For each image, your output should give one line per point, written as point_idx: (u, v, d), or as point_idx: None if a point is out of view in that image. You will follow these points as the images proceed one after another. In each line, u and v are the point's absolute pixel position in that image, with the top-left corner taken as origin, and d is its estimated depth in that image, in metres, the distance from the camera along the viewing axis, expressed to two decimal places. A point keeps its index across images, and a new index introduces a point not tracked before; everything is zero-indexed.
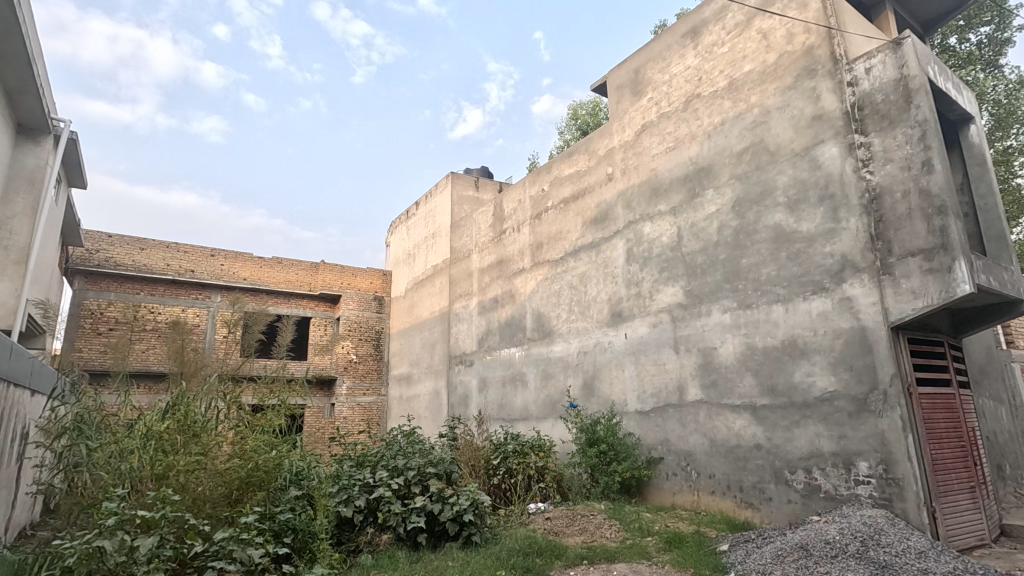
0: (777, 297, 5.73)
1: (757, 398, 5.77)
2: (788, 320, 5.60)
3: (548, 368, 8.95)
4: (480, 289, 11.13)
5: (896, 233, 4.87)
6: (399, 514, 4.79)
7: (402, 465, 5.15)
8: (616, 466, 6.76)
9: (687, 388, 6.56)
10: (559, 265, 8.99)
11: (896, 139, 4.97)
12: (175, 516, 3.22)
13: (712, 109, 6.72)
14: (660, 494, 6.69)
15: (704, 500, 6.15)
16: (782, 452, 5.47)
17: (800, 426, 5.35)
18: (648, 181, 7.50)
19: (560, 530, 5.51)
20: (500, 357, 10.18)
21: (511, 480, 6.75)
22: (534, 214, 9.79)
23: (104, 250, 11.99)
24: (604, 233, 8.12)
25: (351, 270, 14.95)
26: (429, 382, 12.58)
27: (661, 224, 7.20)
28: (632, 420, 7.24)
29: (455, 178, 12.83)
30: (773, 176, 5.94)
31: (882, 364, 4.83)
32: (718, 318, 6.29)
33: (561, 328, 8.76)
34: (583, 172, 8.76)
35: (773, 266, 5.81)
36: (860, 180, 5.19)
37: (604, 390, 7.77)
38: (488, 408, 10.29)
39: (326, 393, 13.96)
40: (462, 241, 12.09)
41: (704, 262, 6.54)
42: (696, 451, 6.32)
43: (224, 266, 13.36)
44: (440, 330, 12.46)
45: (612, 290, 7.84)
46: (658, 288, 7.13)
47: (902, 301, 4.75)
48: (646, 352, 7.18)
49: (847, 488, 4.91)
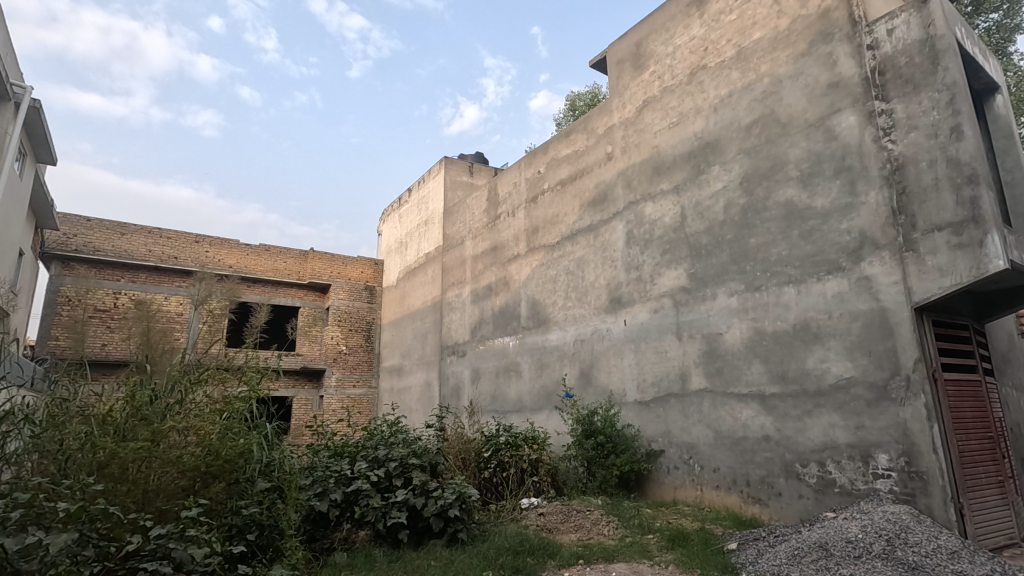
0: (788, 278, 5.34)
1: (766, 386, 5.39)
2: (801, 303, 5.21)
3: (543, 358, 8.55)
4: (473, 277, 10.72)
5: (921, 206, 4.49)
6: (379, 509, 4.39)
7: (383, 456, 4.75)
8: (614, 459, 6.39)
9: (690, 376, 6.18)
10: (555, 250, 8.59)
11: (921, 105, 4.58)
12: (104, 510, 2.81)
13: (718, 81, 6.33)
14: (661, 489, 6.32)
15: (708, 495, 5.78)
16: (793, 444, 5.10)
17: (813, 415, 4.98)
18: (650, 159, 7.10)
19: (555, 526, 5.13)
20: (493, 347, 9.79)
21: (503, 473, 6.40)
22: (530, 197, 9.38)
23: (81, 235, 11.51)
24: (603, 215, 7.73)
25: (341, 258, 14.49)
26: (420, 374, 12.19)
27: (663, 204, 6.81)
28: (631, 411, 6.86)
29: (448, 163, 12.40)
30: (784, 150, 5.55)
31: (904, 348, 4.45)
32: (724, 302, 5.91)
33: (557, 316, 8.37)
34: (581, 152, 8.35)
35: (784, 246, 5.42)
36: (880, 150, 4.79)
37: (601, 379, 7.39)
38: (480, 399, 9.91)
39: (315, 385, 13.72)
40: (455, 227, 11.66)
41: (710, 243, 6.15)
42: (700, 444, 5.94)
43: (209, 253, 12.92)
44: (432, 320, 12.05)
45: (611, 275, 7.45)
46: (659, 272, 6.73)
47: (928, 280, 4.37)
48: (647, 339, 6.79)
49: (865, 483, 4.54)
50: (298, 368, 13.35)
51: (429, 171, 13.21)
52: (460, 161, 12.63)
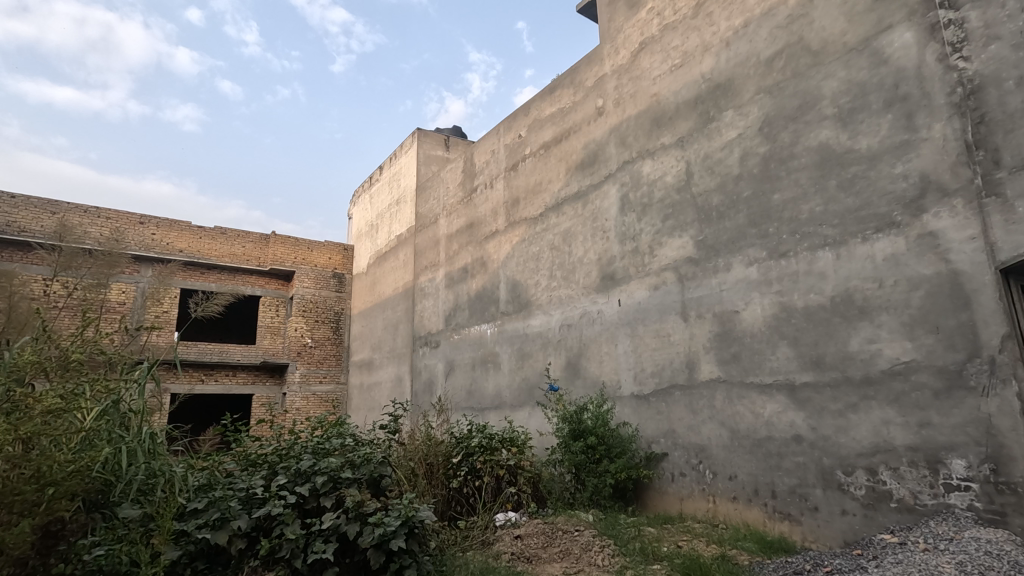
0: (823, 240, 4.31)
1: (796, 375, 4.35)
2: (840, 270, 4.18)
3: (525, 346, 7.47)
4: (447, 259, 9.60)
5: (1006, 137, 3.45)
6: (296, 541, 3.25)
7: (308, 469, 3.64)
8: (608, 465, 5.28)
9: (698, 364, 5.13)
10: (537, 223, 7.50)
11: (1005, 8, 3.54)
12: None
13: (732, 10, 5.27)
14: (664, 500, 5.26)
15: (723, 509, 4.74)
16: (832, 447, 4.07)
17: (859, 410, 3.95)
18: (648, 110, 6.03)
19: (534, 554, 4.04)
20: (469, 336, 8.68)
21: (476, 483, 5.35)
22: (510, 165, 8.27)
23: (4, 213, 10.17)
24: (593, 179, 6.65)
25: (307, 243, 13.27)
26: (391, 368, 11.05)
27: (665, 160, 5.75)
28: (627, 406, 5.79)
29: (422, 135, 11.25)
30: (816, 84, 4.50)
31: (986, 322, 3.42)
32: (741, 273, 4.87)
33: (540, 298, 7.28)
34: (568, 110, 7.25)
35: (817, 201, 4.38)
36: (948, 71, 3.75)
37: (592, 369, 6.32)
38: (455, 395, 8.80)
39: (278, 381, 12.53)
40: (429, 205, 10.50)
41: (722, 204, 5.10)
42: (712, 445, 4.91)
43: (156, 236, 11.64)
44: (404, 308, 10.90)
45: (603, 249, 6.37)
46: (660, 241, 5.67)
47: (1019, 231, 3.33)
48: (646, 321, 5.72)
49: (933, 497, 3.52)
50: (258, 363, 12.15)
51: (401, 147, 12.05)
52: (435, 134, 11.49)
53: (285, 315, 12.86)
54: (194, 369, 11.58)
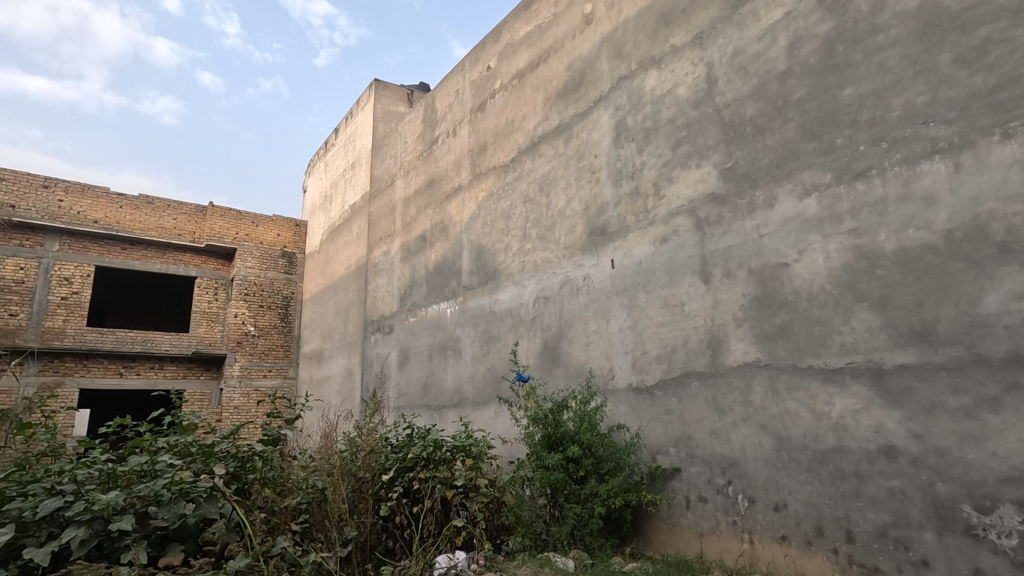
0: (931, 146, 2.79)
1: (886, 353, 2.84)
2: (962, 188, 2.67)
3: (491, 328, 5.90)
4: (403, 227, 7.98)
5: None
6: None
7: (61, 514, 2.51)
8: (597, 488, 3.68)
9: (724, 342, 3.61)
10: (508, 172, 5.94)
11: None
12: None
13: None
14: (674, 535, 3.73)
15: (764, 554, 3.22)
16: (955, 466, 2.55)
17: (1006, 407, 2.43)
18: (652, 6, 4.50)
19: None
20: (426, 318, 7.10)
21: (411, 511, 3.80)
22: (476, 106, 6.71)
23: None
24: (578, 106, 5.11)
25: (251, 216, 11.54)
26: (341, 360, 9.44)
27: (674, 67, 4.22)
28: (623, 403, 4.26)
29: (380, 88, 9.65)
30: None
31: None
32: (791, 209, 3.34)
33: (510, 266, 5.71)
34: (547, 25, 5.70)
35: (919, 89, 2.86)
36: None
37: (575, 355, 4.78)
38: (410, 390, 7.21)
39: (214, 376, 10.79)
40: (385, 165, 8.87)
41: (761, 114, 3.59)
42: (747, 459, 3.39)
43: (63, 203, 9.80)
44: (356, 289, 9.27)
45: (591, 194, 4.82)
46: (668, 177, 4.14)
47: None
48: (650, 285, 4.18)
49: None
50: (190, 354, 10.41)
51: (358, 103, 10.40)
52: (397, 88, 9.91)
53: (224, 300, 11.10)
54: (110, 360, 9.84)
